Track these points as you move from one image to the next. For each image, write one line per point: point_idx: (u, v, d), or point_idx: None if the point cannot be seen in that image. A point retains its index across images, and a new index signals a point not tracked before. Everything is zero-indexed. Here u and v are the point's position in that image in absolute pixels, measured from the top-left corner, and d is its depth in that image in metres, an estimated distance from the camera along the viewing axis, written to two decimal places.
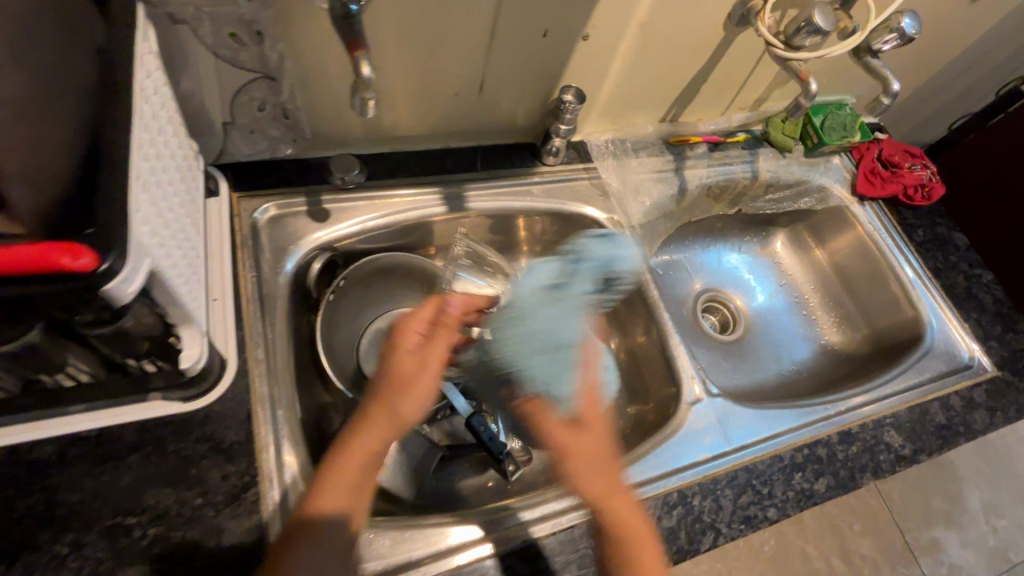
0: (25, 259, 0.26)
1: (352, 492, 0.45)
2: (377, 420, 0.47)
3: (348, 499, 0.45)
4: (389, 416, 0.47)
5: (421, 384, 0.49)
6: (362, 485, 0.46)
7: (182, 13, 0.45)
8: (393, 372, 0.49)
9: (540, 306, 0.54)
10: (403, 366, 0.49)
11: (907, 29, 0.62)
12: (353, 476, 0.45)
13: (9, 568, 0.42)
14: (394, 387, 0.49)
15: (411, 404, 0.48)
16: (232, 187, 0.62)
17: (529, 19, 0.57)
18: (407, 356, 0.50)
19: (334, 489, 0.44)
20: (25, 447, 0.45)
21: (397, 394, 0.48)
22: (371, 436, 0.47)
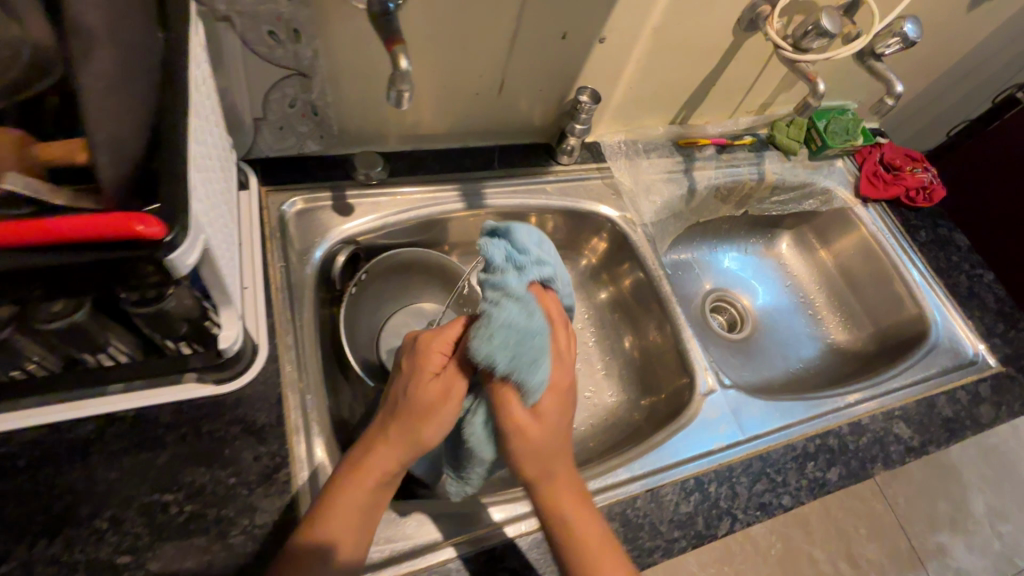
0: (107, 225, 0.28)
1: (362, 518, 0.45)
2: (394, 446, 0.46)
3: (357, 523, 0.44)
4: (408, 444, 0.46)
5: (441, 414, 0.46)
6: (373, 510, 0.45)
7: (226, 10, 0.48)
8: (416, 399, 0.46)
9: (502, 299, 0.46)
10: (426, 395, 0.46)
11: (911, 34, 0.67)
12: (366, 502, 0.45)
13: (51, 541, 0.43)
14: (413, 415, 0.46)
15: (433, 432, 0.46)
16: (261, 181, 0.64)
17: (550, 22, 0.60)
18: (430, 380, 0.47)
19: (345, 513, 0.44)
20: (64, 425, 0.47)
21: (416, 422, 0.46)
22: (381, 461, 0.46)
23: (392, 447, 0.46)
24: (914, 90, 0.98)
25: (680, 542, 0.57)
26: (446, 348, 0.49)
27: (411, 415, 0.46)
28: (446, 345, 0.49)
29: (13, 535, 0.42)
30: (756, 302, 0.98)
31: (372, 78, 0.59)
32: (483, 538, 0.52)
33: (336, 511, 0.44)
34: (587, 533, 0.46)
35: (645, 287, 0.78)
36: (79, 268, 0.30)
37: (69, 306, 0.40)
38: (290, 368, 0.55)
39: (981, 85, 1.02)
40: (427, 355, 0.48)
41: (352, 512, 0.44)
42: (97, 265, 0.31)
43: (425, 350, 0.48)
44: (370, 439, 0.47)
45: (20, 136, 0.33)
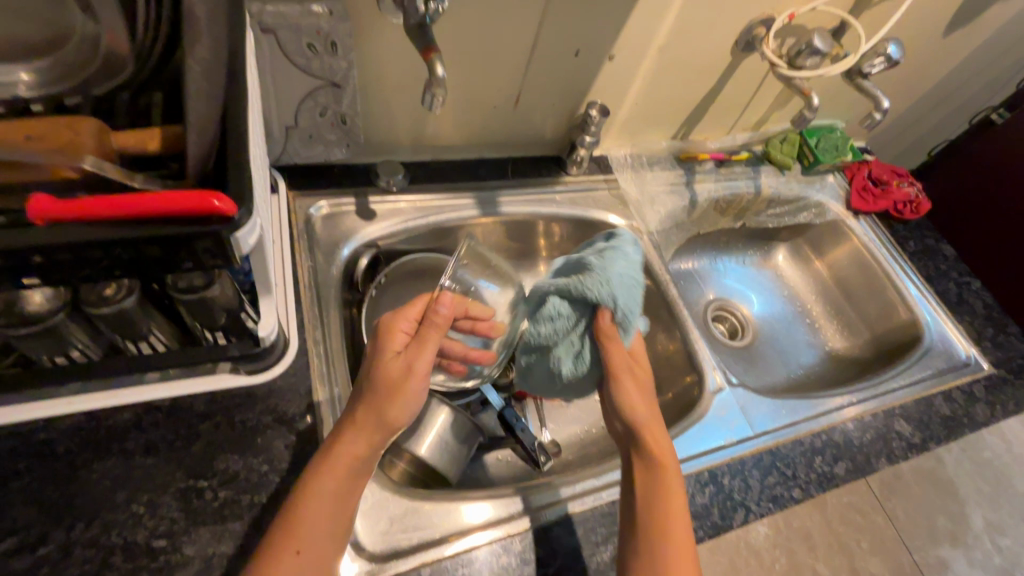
0: (192, 202, 0.31)
1: (334, 511, 0.42)
2: (360, 429, 0.44)
3: (329, 517, 0.42)
4: (376, 426, 0.45)
5: (408, 390, 0.46)
6: (346, 501, 0.43)
7: (272, 23, 0.52)
8: (379, 377, 0.46)
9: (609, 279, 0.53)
10: (388, 372, 0.46)
11: (894, 55, 0.73)
12: (336, 492, 0.43)
13: (89, 525, 0.43)
14: (378, 391, 0.45)
15: (398, 410, 0.45)
16: (289, 187, 0.67)
17: (565, 41, 0.64)
18: (393, 359, 0.47)
19: (316, 506, 0.42)
20: (102, 413, 0.48)
21: (384, 398, 0.45)
22: (355, 441, 0.44)
23: (359, 432, 0.44)
24: (897, 111, 1.04)
25: (697, 533, 0.58)
26: (408, 326, 0.49)
27: (376, 392, 0.45)
28: (408, 322, 0.49)
29: (53, 518, 0.43)
30: (755, 310, 1.01)
31: (399, 89, 0.63)
32: (509, 526, 0.53)
33: (307, 504, 0.42)
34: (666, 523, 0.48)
35: (652, 293, 0.81)
36: (151, 243, 0.33)
37: (120, 291, 0.41)
38: (319, 361, 0.57)
39: (960, 106, 1.08)
40: (388, 334, 0.48)
41: (323, 506, 0.42)
42: (168, 242, 0.33)
43: (388, 330, 0.49)
44: (339, 426, 0.46)
45: (98, 126, 0.36)
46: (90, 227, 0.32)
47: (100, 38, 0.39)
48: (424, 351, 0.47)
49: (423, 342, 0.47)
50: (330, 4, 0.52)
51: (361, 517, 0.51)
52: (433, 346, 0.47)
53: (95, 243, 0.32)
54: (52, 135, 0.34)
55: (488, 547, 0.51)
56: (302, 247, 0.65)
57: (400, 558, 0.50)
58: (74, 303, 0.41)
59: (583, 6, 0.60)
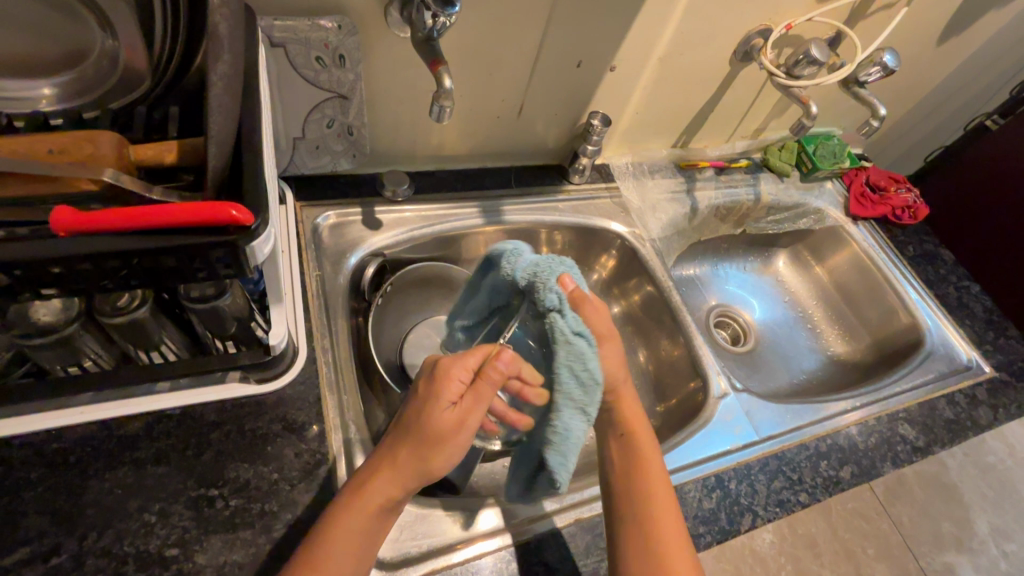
0: (209, 214, 0.32)
1: (360, 546, 0.42)
2: (399, 474, 0.44)
3: (357, 552, 0.42)
4: (416, 472, 0.44)
5: (453, 443, 0.44)
6: (374, 537, 0.43)
7: (282, 38, 0.53)
8: (432, 428, 0.44)
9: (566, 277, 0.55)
10: (440, 424, 0.44)
11: (889, 63, 0.73)
12: (361, 531, 0.42)
13: (101, 535, 0.44)
14: (423, 441, 0.44)
15: (441, 461, 0.44)
16: (296, 197, 0.68)
17: (567, 51, 0.65)
18: (446, 409, 0.45)
19: (342, 541, 0.41)
20: (113, 422, 0.48)
21: (428, 448, 0.44)
22: (391, 482, 0.44)
23: (397, 475, 0.44)
24: (892, 118, 1.06)
25: (705, 537, 0.58)
26: (465, 375, 0.46)
27: (422, 443, 0.44)
28: (467, 370, 0.46)
29: (66, 528, 0.43)
30: (757, 316, 1.02)
31: (406, 100, 0.64)
32: (517, 532, 0.53)
33: (333, 534, 0.42)
34: (645, 463, 0.53)
35: (656, 300, 0.81)
36: (168, 253, 0.33)
37: (133, 301, 0.42)
38: (327, 370, 0.58)
39: (954, 113, 1.10)
40: (446, 380, 0.45)
41: (350, 542, 0.42)
42: (185, 251, 0.34)
43: (444, 376, 0.45)
44: (377, 460, 0.45)
45: (118, 140, 0.37)
46: (109, 238, 0.32)
47: (118, 53, 0.40)
48: (478, 407, 0.45)
49: (479, 394, 0.45)
50: (338, 19, 0.53)
51: None
52: (487, 404, 0.46)
53: (114, 253, 0.32)
54: (72, 148, 0.35)
55: (497, 555, 0.51)
56: (310, 257, 0.66)
57: (410, 565, 0.50)
58: (88, 312, 0.42)
59: (585, 17, 0.62)
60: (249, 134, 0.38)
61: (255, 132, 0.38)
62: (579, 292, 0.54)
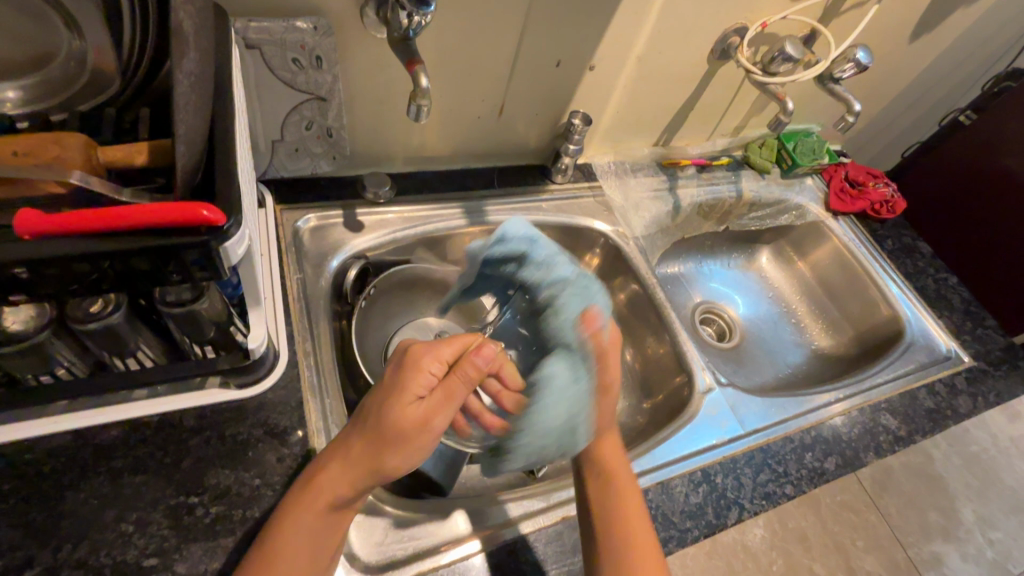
0: (180, 215, 0.32)
1: (314, 544, 0.42)
2: (353, 467, 0.42)
3: (311, 548, 0.41)
4: (371, 469, 0.42)
5: (415, 441, 0.43)
6: (325, 535, 0.42)
7: (257, 39, 0.52)
8: (394, 423, 0.42)
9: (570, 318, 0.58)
10: (404, 419, 0.42)
11: (863, 60, 0.75)
12: (315, 531, 0.42)
13: (76, 546, 0.43)
14: (381, 436, 0.42)
15: (400, 459, 0.42)
16: (276, 201, 0.68)
17: (545, 52, 0.66)
18: (411, 404, 0.43)
19: (293, 541, 0.41)
20: (89, 431, 0.47)
21: (386, 445, 0.42)
22: (344, 476, 0.42)
23: (353, 470, 0.42)
24: (869, 114, 1.07)
25: (692, 531, 0.59)
26: (435, 368, 0.45)
27: (381, 439, 0.42)
28: (436, 363, 0.45)
29: (40, 539, 0.42)
30: (741, 312, 1.02)
31: (386, 101, 0.64)
32: (502, 532, 0.53)
33: (285, 530, 0.41)
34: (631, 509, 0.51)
35: (641, 298, 0.82)
36: (139, 255, 0.33)
37: (107, 307, 0.41)
38: (310, 374, 0.57)
39: (930, 109, 1.12)
40: (415, 372, 0.44)
41: (301, 543, 0.41)
42: (155, 254, 0.33)
43: (414, 368, 0.44)
44: (334, 449, 0.44)
45: (86, 142, 0.36)
46: (78, 240, 0.32)
47: (85, 53, 0.39)
48: (448, 405, 0.44)
49: (448, 392, 0.44)
50: (313, 20, 0.53)
51: (355, 527, 0.51)
52: (457, 403, 0.44)
53: (83, 255, 0.32)
54: (38, 151, 0.35)
55: (485, 555, 0.51)
56: (291, 260, 0.65)
57: (395, 568, 0.49)
58: (60, 319, 0.41)
59: (562, 17, 0.62)
60: (221, 134, 0.37)
61: (228, 132, 0.38)
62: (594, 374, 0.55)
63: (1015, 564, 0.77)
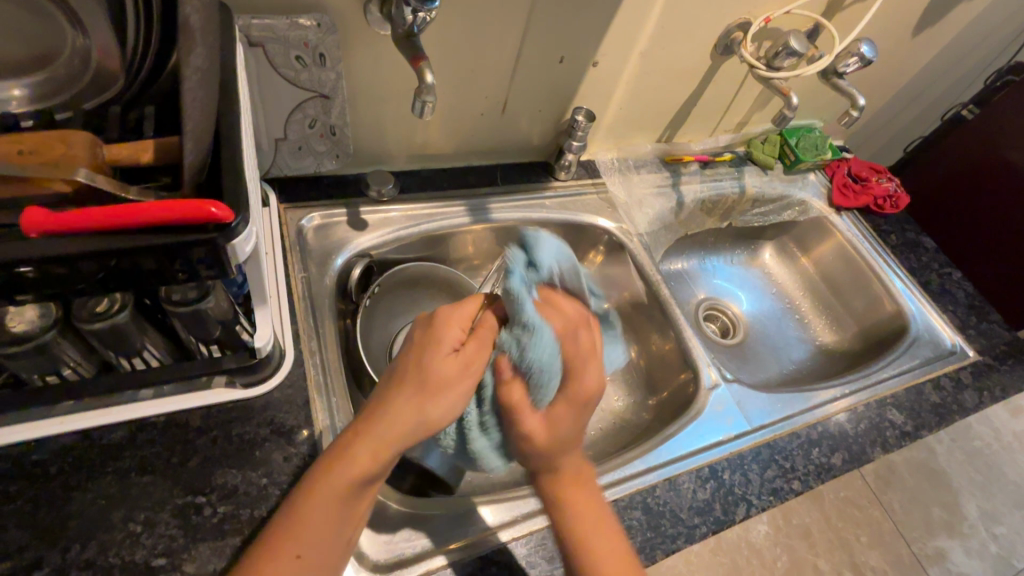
0: (189, 211, 0.32)
1: (342, 518, 0.39)
2: (392, 428, 0.40)
3: (340, 519, 0.39)
4: (416, 423, 0.41)
5: (459, 388, 0.44)
6: (353, 511, 0.40)
7: (260, 36, 0.52)
8: (433, 374, 0.42)
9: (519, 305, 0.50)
10: (446, 368, 0.43)
11: (867, 54, 0.75)
12: (342, 501, 0.39)
13: (85, 546, 0.43)
14: (423, 387, 0.42)
15: (444, 409, 0.42)
16: (279, 199, 0.67)
17: (548, 49, 0.66)
18: (448, 355, 0.44)
19: (321, 509, 0.39)
20: (97, 431, 0.47)
21: (427, 395, 0.42)
22: (385, 437, 0.40)
23: (389, 429, 0.40)
24: (872, 109, 1.07)
25: (700, 528, 0.59)
26: (459, 326, 0.47)
27: (422, 390, 0.42)
28: (465, 320, 0.47)
29: (48, 540, 0.42)
30: (745, 308, 1.02)
31: (389, 99, 0.64)
32: (508, 531, 0.52)
33: (311, 515, 0.38)
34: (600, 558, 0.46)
35: (645, 295, 0.82)
36: (146, 253, 0.33)
37: (114, 306, 0.41)
38: (315, 373, 0.57)
39: (932, 103, 1.12)
40: (445, 326, 0.46)
41: (330, 512, 0.39)
42: (162, 252, 0.33)
43: (439, 327, 0.45)
44: (371, 409, 0.42)
45: (92, 139, 0.36)
46: (88, 238, 0.32)
47: (90, 51, 0.39)
48: (482, 354, 0.46)
49: (478, 341, 0.47)
50: (317, 17, 0.52)
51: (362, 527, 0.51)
52: (487, 349, 0.47)
53: (89, 254, 0.31)
54: (44, 149, 0.34)
55: (493, 552, 0.51)
56: (295, 259, 0.65)
57: (404, 567, 0.49)
58: (65, 319, 0.41)
59: (566, 13, 0.62)
60: (226, 132, 0.37)
61: (234, 131, 0.37)
62: (516, 383, 0.48)
63: (1019, 559, 0.76)
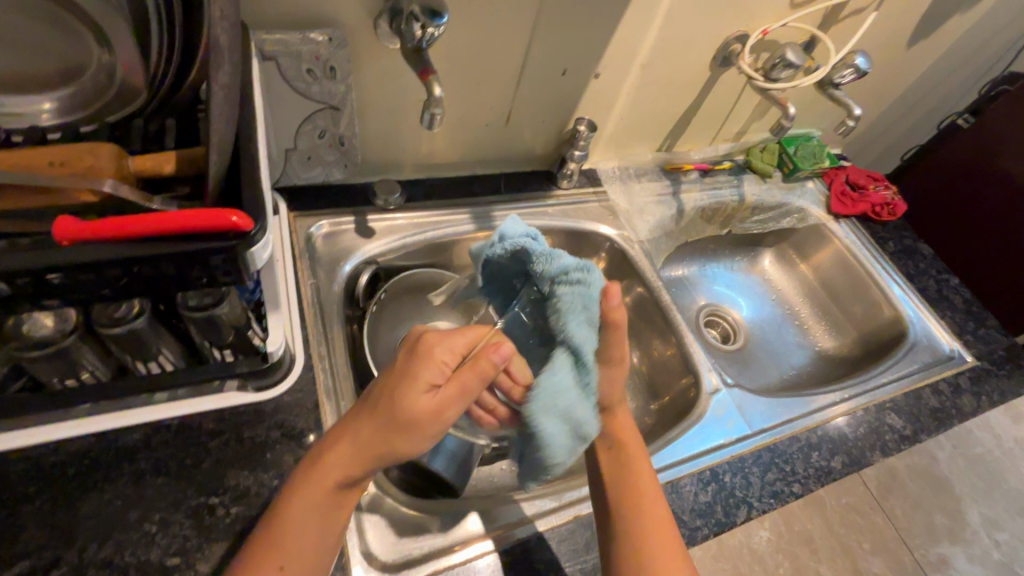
0: (211, 220, 0.33)
1: (317, 527, 0.41)
2: (359, 449, 0.41)
3: (315, 527, 0.41)
4: (382, 453, 0.41)
5: (428, 429, 0.41)
6: (329, 519, 0.42)
7: (273, 50, 0.54)
8: (402, 414, 0.40)
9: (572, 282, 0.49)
10: (413, 409, 0.40)
11: (862, 66, 0.78)
12: (320, 508, 0.41)
13: (102, 545, 0.44)
14: (392, 422, 0.40)
15: (409, 445, 0.41)
16: (289, 208, 0.69)
17: (552, 61, 0.67)
18: (420, 393, 0.41)
19: (298, 515, 0.41)
20: (112, 434, 0.48)
21: (393, 432, 0.41)
22: (352, 459, 0.41)
23: (357, 452, 0.41)
24: (869, 118, 1.09)
25: (702, 530, 0.60)
26: (445, 358, 0.43)
27: (389, 425, 0.40)
28: (450, 354, 0.43)
29: (66, 539, 0.43)
30: (745, 314, 1.03)
31: (396, 110, 0.65)
32: (511, 533, 0.53)
33: (298, 520, 0.41)
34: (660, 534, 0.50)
35: (646, 301, 0.83)
36: (167, 260, 0.34)
37: (131, 312, 0.42)
38: (325, 377, 0.58)
39: (928, 113, 1.14)
40: (427, 359, 0.42)
41: (305, 520, 0.41)
42: (183, 259, 0.34)
43: (423, 355, 0.43)
44: (343, 426, 0.43)
45: (117, 150, 0.37)
46: (112, 245, 0.33)
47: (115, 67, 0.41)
48: (460, 399, 0.41)
49: (462, 378, 0.41)
50: (329, 32, 0.54)
51: (371, 528, 0.52)
52: (472, 396, 0.42)
53: (113, 261, 0.33)
54: (72, 161, 0.36)
55: (498, 553, 0.52)
56: (304, 265, 0.66)
57: (412, 567, 0.50)
58: (86, 324, 0.42)
59: (570, 26, 0.64)
60: (244, 144, 0.39)
61: (252, 143, 0.39)
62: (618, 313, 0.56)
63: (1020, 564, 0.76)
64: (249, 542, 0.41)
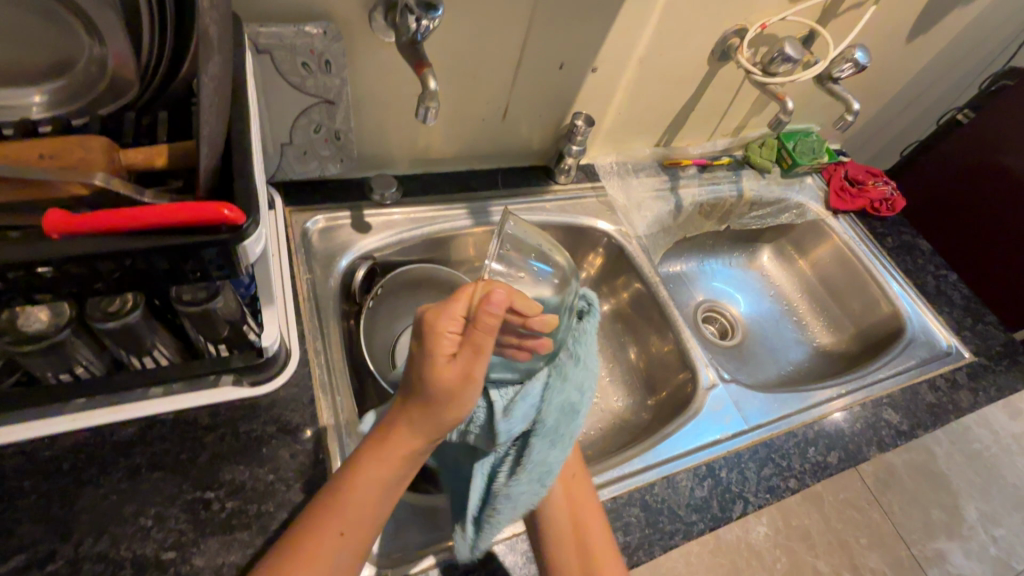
0: (204, 213, 0.33)
1: (378, 502, 0.42)
2: (416, 427, 0.42)
3: (379, 502, 0.42)
4: (431, 426, 0.42)
5: (463, 397, 0.41)
6: (392, 492, 0.43)
7: (268, 43, 0.53)
8: (435, 388, 0.40)
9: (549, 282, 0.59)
10: (442, 380, 0.40)
11: (861, 60, 0.77)
12: (383, 485, 0.42)
13: (97, 539, 0.44)
14: (431, 399, 0.40)
15: (455, 413, 0.41)
16: (285, 202, 0.69)
17: (549, 56, 0.67)
18: (444, 364, 0.40)
19: (362, 494, 0.41)
20: (108, 428, 0.48)
21: (436, 405, 0.41)
22: (408, 437, 0.42)
23: (414, 430, 0.42)
24: (869, 114, 1.08)
25: (698, 525, 0.60)
26: (457, 326, 0.41)
27: (431, 402, 0.41)
28: (457, 321, 0.41)
29: (61, 533, 0.43)
30: (743, 310, 1.03)
31: (391, 104, 0.65)
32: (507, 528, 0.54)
33: (354, 498, 0.41)
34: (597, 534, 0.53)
35: (644, 296, 0.83)
36: (161, 253, 0.34)
37: (125, 305, 0.42)
38: (321, 373, 0.58)
39: (928, 108, 1.13)
40: (436, 332, 0.40)
41: (368, 500, 0.41)
42: (175, 253, 0.34)
43: (431, 332, 0.40)
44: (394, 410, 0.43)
45: (109, 143, 0.37)
46: (104, 239, 0.33)
47: (106, 59, 0.41)
48: (480, 358, 0.40)
49: (474, 337, 0.39)
50: (324, 25, 0.54)
51: None
52: (490, 353, 0.40)
53: (106, 254, 0.33)
54: (63, 154, 0.36)
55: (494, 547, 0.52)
56: (300, 260, 0.66)
57: (407, 562, 0.50)
58: (79, 318, 0.42)
59: (566, 19, 0.63)
60: (238, 139, 0.38)
61: (245, 137, 0.39)
62: None
63: (1018, 560, 0.76)
64: (303, 523, 0.41)
